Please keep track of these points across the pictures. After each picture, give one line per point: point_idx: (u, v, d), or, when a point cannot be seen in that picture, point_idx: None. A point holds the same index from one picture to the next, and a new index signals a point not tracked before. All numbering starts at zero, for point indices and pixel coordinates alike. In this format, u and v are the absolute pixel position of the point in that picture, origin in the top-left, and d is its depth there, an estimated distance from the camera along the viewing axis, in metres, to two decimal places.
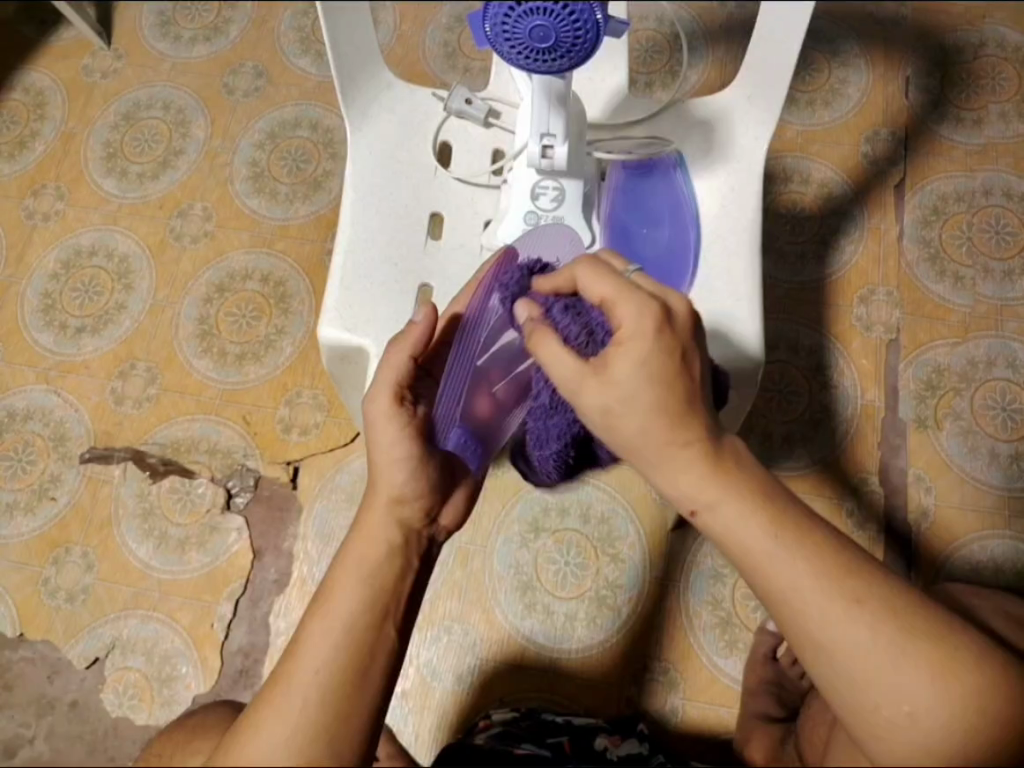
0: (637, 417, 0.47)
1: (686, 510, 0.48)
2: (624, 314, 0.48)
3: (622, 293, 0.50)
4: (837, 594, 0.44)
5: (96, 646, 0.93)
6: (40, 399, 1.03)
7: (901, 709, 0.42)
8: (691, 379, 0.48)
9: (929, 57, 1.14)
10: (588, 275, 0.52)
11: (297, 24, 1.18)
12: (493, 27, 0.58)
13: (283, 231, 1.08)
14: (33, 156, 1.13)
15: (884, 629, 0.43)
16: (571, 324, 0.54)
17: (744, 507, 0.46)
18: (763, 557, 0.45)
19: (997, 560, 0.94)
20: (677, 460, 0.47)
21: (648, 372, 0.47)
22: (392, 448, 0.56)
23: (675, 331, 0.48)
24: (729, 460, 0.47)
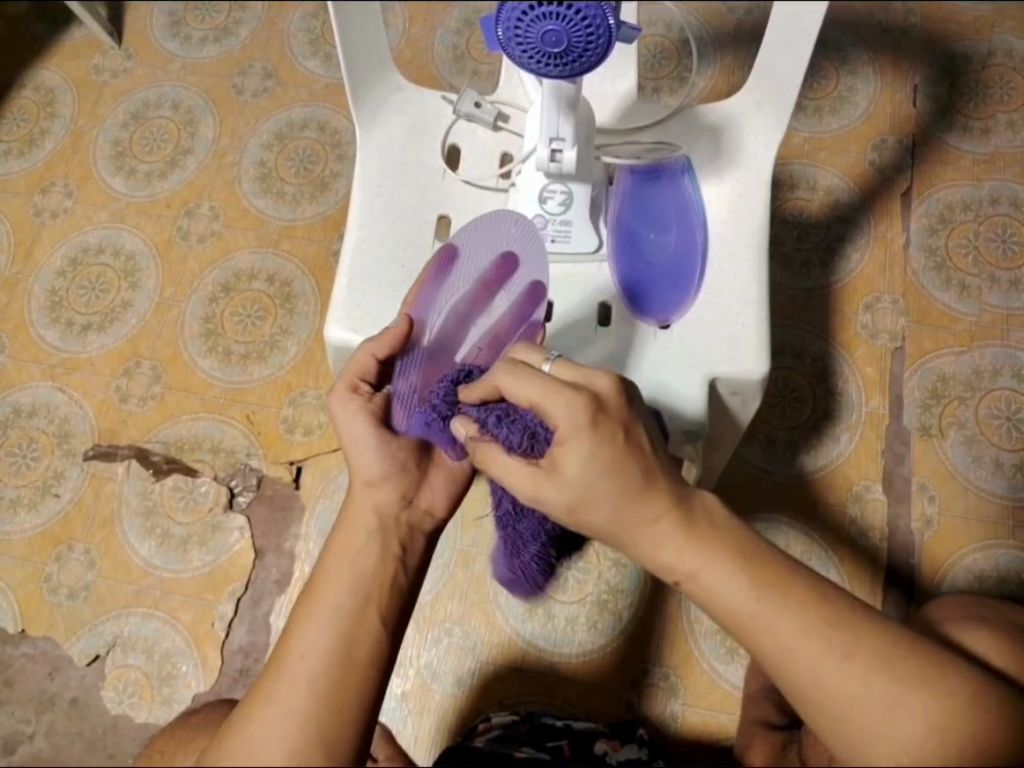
0: (602, 507, 0.48)
1: (669, 579, 0.48)
2: (556, 414, 0.49)
3: (552, 392, 0.50)
4: (827, 647, 0.43)
5: (97, 643, 0.93)
6: (45, 396, 1.03)
7: (901, 760, 0.42)
8: (639, 454, 0.49)
9: (937, 65, 1.14)
10: (512, 377, 0.52)
11: (307, 25, 1.18)
12: (505, 32, 0.58)
13: (289, 232, 1.08)
14: (42, 154, 1.13)
15: (879, 679, 0.43)
16: (512, 431, 0.56)
17: (724, 571, 0.46)
18: (747, 619, 0.45)
19: (1001, 571, 0.93)
20: (652, 535, 0.48)
21: (599, 464, 0.48)
22: (355, 432, 0.59)
23: (611, 414, 0.50)
24: (703, 525, 0.47)
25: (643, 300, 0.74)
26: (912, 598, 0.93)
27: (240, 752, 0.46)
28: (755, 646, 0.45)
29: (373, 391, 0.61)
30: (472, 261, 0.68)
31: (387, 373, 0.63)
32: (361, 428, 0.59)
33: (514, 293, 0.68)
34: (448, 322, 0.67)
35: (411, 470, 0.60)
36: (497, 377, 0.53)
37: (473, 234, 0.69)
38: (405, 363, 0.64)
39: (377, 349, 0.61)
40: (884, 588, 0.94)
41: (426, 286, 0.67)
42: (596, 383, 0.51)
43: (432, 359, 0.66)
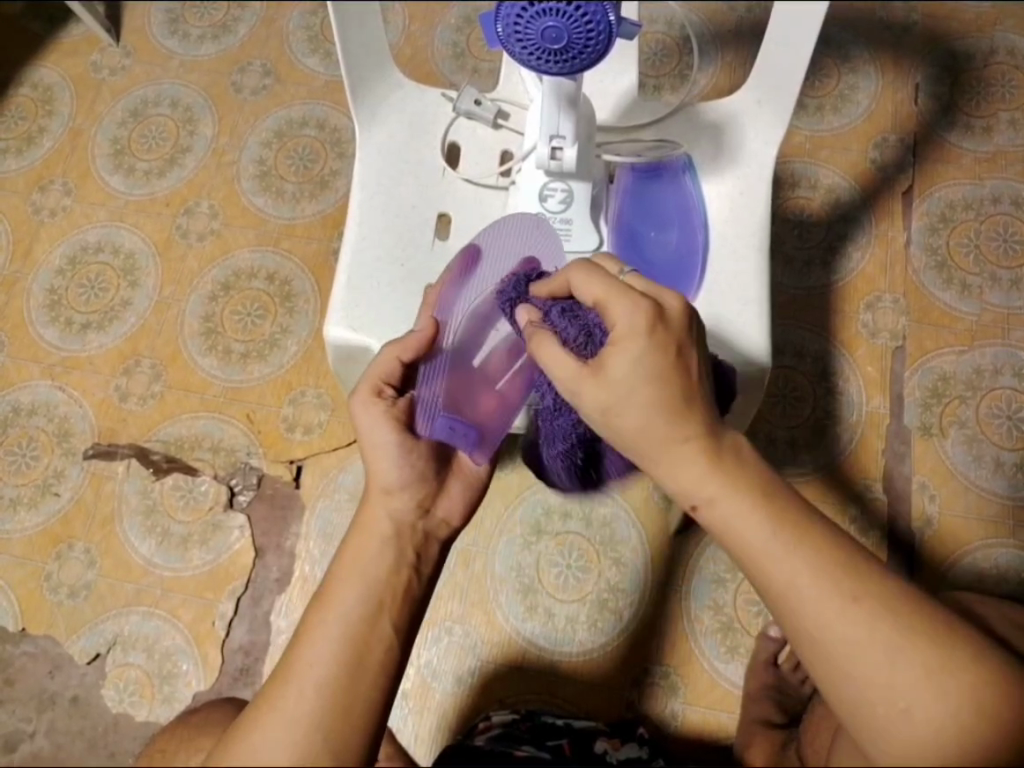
0: (636, 412, 0.48)
1: (687, 504, 0.48)
2: (617, 314, 0.50)
3: (615, 290, 0.51)
4: (834, 590, 0.44)
5: (97, 642, 0.93)
6: (45, 395, 1.03)
7: (897, 708, 0.42)
8: (687, 376, 0.49)
9: (938, 64, 1.14)
10: (581, 276, 0.53)
11: (306, 23, 1.18)
12: (505, 29, 0.58)
13: (289, 231, 1.08)
14: (41, 152, 1.13)
15: (880, 626, 0.43)
16: (570, 326, 0.56)
17: (744, 502, 0.46)
18: (760, 552, 0.45)
19: (1001, 570, 0.94)
20: (677, 454, 0.48)
21: (646, 370, 0.48)
22: (377, 437, 0.59)
23: (669, 328, 0.49)
24: (729, 459, 0.48)
25: None
26: None
27: (246, 758, 0.46)
28: (764, 581, 0.46)
29: (397, 395, 0.61)
30: (497, 263, 0.67)
31: (409, 378, 0.63)
32: (382, 433, 0.59)
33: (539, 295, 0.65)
34: (473, 326, 0.65)
35: (429, 479, 0.60)
36: (569, 272, 0.54)
37: (497, 233, 0.68)
38: (429, 368, 0.63)
39: (402, 356, 0.60)
40: None
41: (449, 287, 0.66)
42: (664, 297, 0.51)
43: (457, 364, 0.64)
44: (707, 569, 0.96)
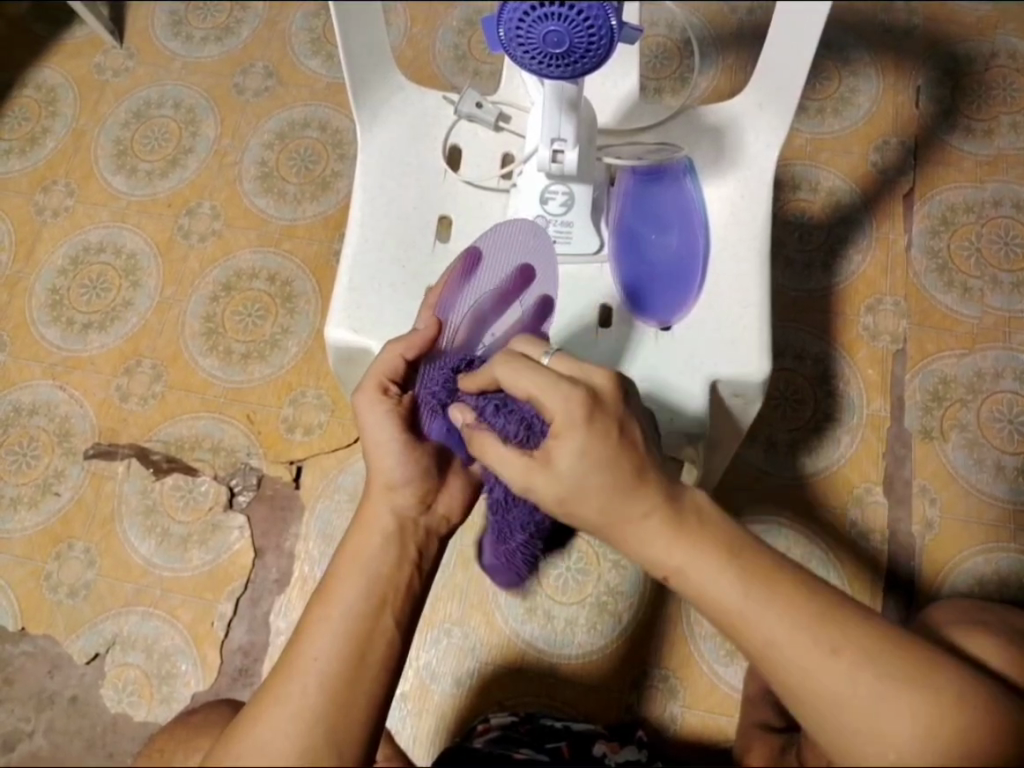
0: (591, 501, 0.47)
1: (658, 574, 0.48)
2: (552, 405, 0.49)
3: (547, 383, 0.49)
4: (814, 642, 0.43)
5: (97, 642, 0.93)
6: (46, 394, 1.03)
7: (887, 755, 0.43)
8: (634, 454, 0.48)
9: (940, 66, 1.14)
10: (510, 370, 0.52)
11: (308, 25, 1.18)
12: (507, 33, 0.58)
13: (290, 232, 1.08)
14: (44, 153, 1.14)
15: (863, 676, 0.43)
16: (509, 420, 0.56)
17: (713, 569, 0.45)
18: (735, 615, 0.45)
19: (1002, 574, 0.93)
20: (639, 531, 0.47)
21: (589, 460, 0.47)
22: (382, 435, 0.58)
23: (606, 409, 0.49)
24: (691, 522, 0.47)
25: (641, 302, 0.74)
26: (912, 600, 0.93)
27: (245, 753, 0.46)
28: (743, 640, 0.45)
29: (401, 393, 0.61)
30: (495, 267, 0.68)
31: (411, 375, 0.62)
32: (386, 427, 0.59)
33: (528, 309, 0.68)
34: (470, 324, 0.67)
35: (431, 475, 0.60)
36: (494, 367, 0.53)
37: (496, 236, 0.69)
38: (430, 369, 0.63)
39: (405, 355, 0.60)
40: (884, 590, 0.94)
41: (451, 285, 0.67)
42: (593, 378, 0.51)
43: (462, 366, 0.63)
44: None
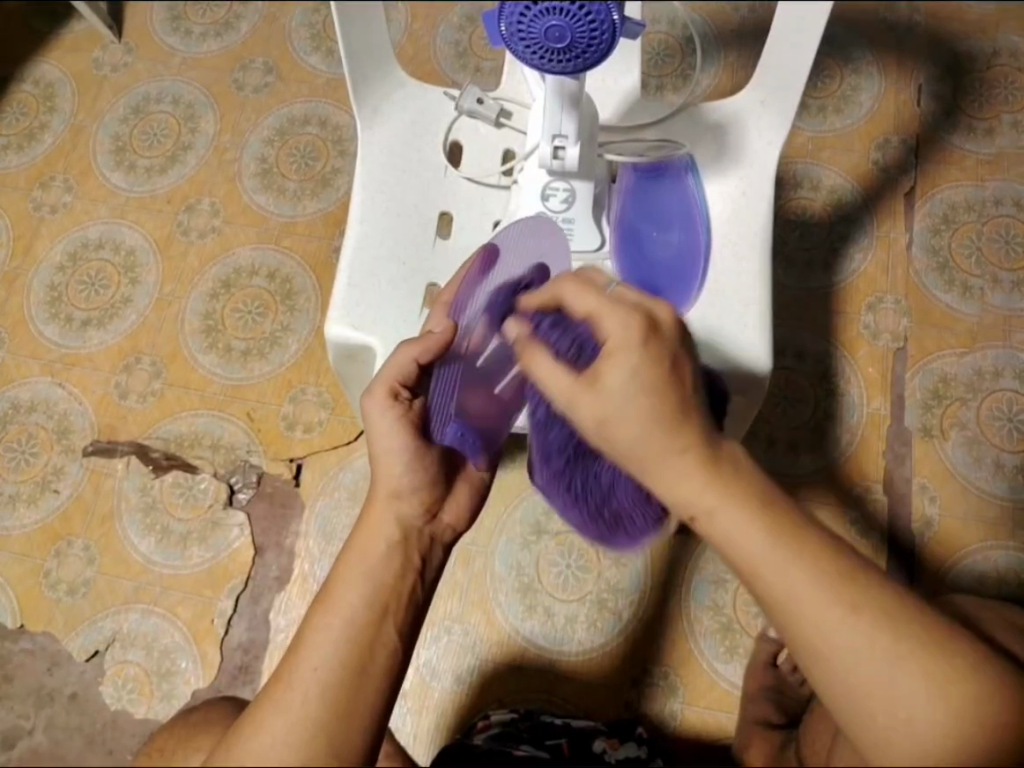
0: (635, 426, 0.46)
1: (684, 516, 0.47)
2: (611, 326, 0.48)
3: (609, 304, 0.49)
4: (835, 600, 0.43)
5: (97, 639, 0.93)
6: (45, 391, 1.03)
7: (899, 716, 0.42)
8: (685, 389, 0.47)
9: (941, 65, 1.13)
10: (574, 287, 0.51)
11: (308, 21, 1.17)
12: (508, 27, 0.58)
13: (290, 229, 1.08)
14: (42, 148, 1.13)
15: (883, 639, 0.43)
16: (561, 339, 0.53)
17: (743, 515, 0.45)
18: (761, 566, 0.44)
19: (1001, 572, 0.93)
20: (675, 465, 0.46)
21: (643, 383, 0.46)
22: (390, 441, 0.58)
23: (663, 339, 0.48)
24: (727, 468, 0.46)
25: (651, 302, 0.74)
26: (911, 599, 0.93)
27: (247, 759, 0.46)
28: (763, 594, 0.45)
29: (411, 396, 0.60)
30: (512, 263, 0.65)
31: (423, 380, 0.62)
32: (390, 429, 0.58)
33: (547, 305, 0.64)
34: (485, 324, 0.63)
35: (439, 486, 0.60)
36: (559, 286, 0.52)
37: (513, 235, 0.68)
38: (444, 372, 0.62)
39: (420, 356, 0.59)
40: None
41: (468, 284, 0.65)
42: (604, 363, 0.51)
43: (469, 373, 0.63)
44: (707, 570, 0.96)
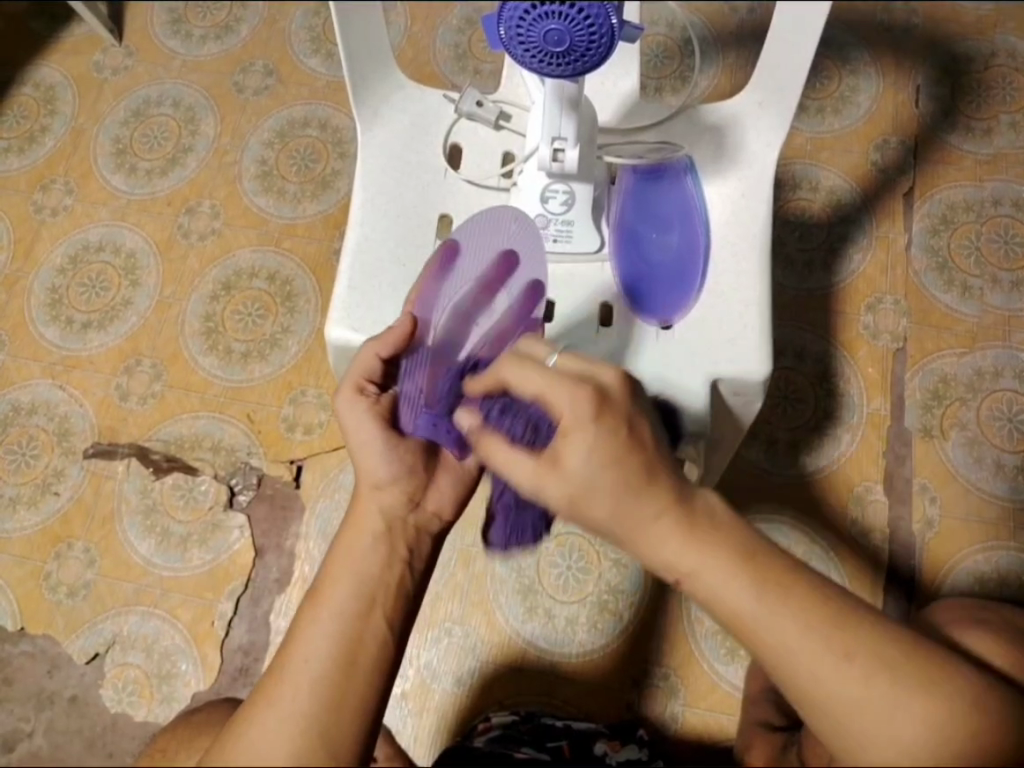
0: (603, 499, 0.48)
1: (669, 577, 0.48)
2: (561, 403, 0.50)
3: (553, 383, 0.51)
4: (828, 649, 0.44)
5: (97, 641, 0.93)
6: (45, 393, 1.03)
7: (900, 761, 0.43)
8: (645, 450, 0.49)
9: (939, 66, 1.14)
10: (517, 371, 0.52)
11: (308, 23, 1.18)
12: (508, 31, 0.58)
13: (290, 231, 1.08)
14: (43, 151, 1.13)
15: (878, 684, 0.43)
16: (513, 422, 0.57)
17: (726, 571, 0.45)
18: (752, 624, 0.45)
19: (1002, 572, 0.93)
20: (653, 531, 0.47)
21: (601, 457, 0.48)
22: (363, 434, 0.60)
23: (614, 406, 0.50)
24: (705, 523, 0.47)
25: (645, 299, 0.73)
26: (911, 599, 0.93)
27: (241, 755, 0.46)
28: (755, 648, 0.45)
29: (379, 392, 0.62)
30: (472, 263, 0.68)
31: (392, 372, 0.63)
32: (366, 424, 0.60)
33: (516, 294, 0.67)
34: (452, 321, 0.67)
35: (419, 473, 0.60)
36: (500, 369, 0.54)
37: (473, 230, 0.69)
38: (409, 364, 0.64)
39: (380, 349, 0.61)
40: (885, 588, 0.94)
41: (429, 285, 0.67)
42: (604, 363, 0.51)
43: (437, 358, 0.65)
44: None
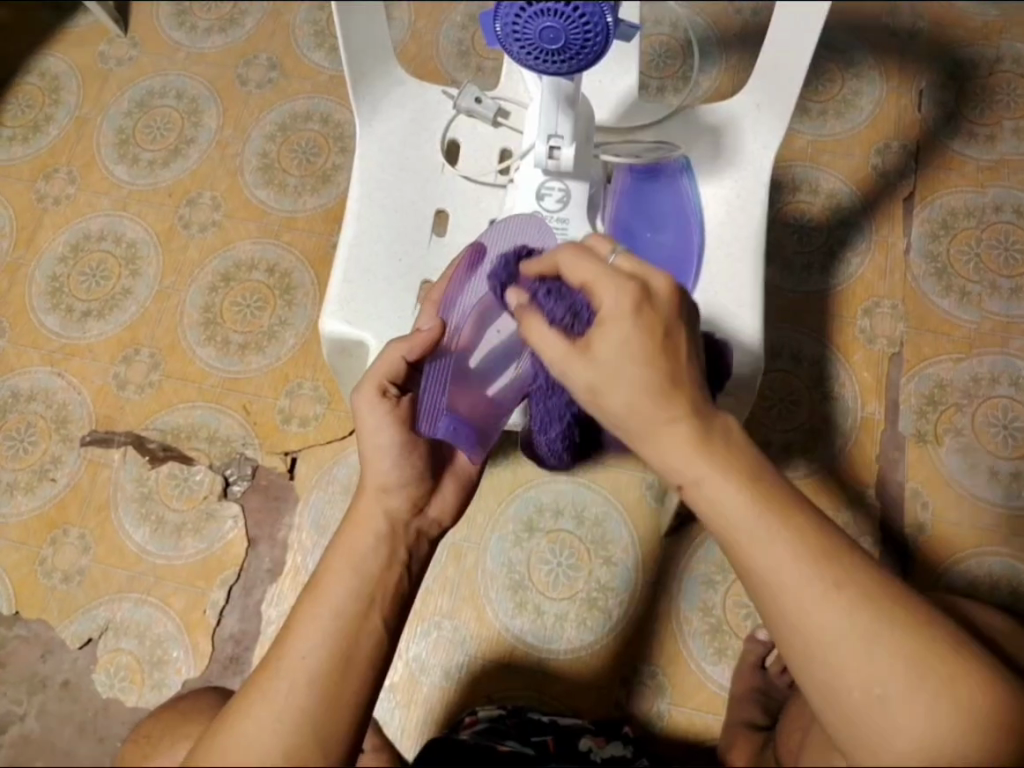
0: (623, 392, 0.48)
1: (674, 486, 0.48)
2: (603, 295, 0.49)
3: (602, 274, 0.50)
4: (815, 577, 0.44)
5: (90, 627, 0.94)
6: (44, 380, 1.04)
7: (871, 692, 0.42)
8: (678, 361, 0.48)
9: (943, 70, 1.13)
10: (571, 251, 0.51)
11: (312, 18, 1.18)
12: (503, 28, 0.58)
13: (289, 224, 1.09)
14: (47, 140, 1.14)
15: (860, 615, 0.43)
16: (558, 306, 0.54)
17: (729, 483, 0.46)
18: (746, 536, 0.45)
19: (993, 578, 0.93)
20: (664, 435, 0.47)
21: (632, 353, 0.47)
22: (378, 437, 0.58)
23: (656, 309, 0.49)
24: (718, 441, 0.47)
25: None
26: None
27: (234, 746, 0.46)
28: (748, 566, 0.45)
29: (399, 394, 0.60)
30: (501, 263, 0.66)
31: (413, 375, 0.62)
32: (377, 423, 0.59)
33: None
34: (473, 324, 0.65)
35: (426, 479, 0.60)
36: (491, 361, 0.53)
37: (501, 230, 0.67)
38: (434, 368, 0.63)
39: (406, 352, 0.60)
40: None
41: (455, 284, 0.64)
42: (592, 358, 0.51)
43: (459, 369, 0.64)
44: (698, 569, 0.97)
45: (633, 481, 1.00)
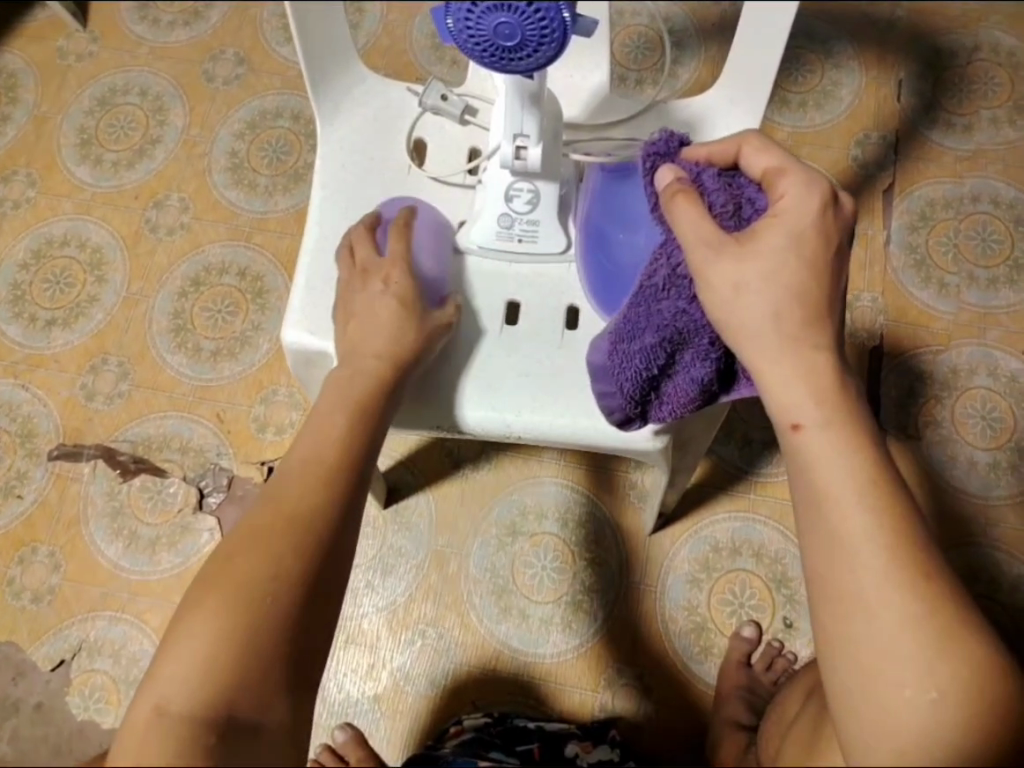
0: (770, 295, 0.48)
1: (785, 424, 0.47)
2: (789, 186, 0.51)
3: (792, 166, 0.51)
4: (900, 563, 0.42)
5: (62, 647, 0.91)
6: (7, 393, 1.00)
7: (927, 695, 0.40)
8: (836, 283, 0.50)
9: (921, 60, 1.13)
10: (760, 144, 0.53)
11: (281, 12, 1.15)
12: (455, 23, 0.53)
13: (261, 225, 1.06)
14: (5, 141, 1.10)
15: (937, 614, 0.41)
16: (716, 193, 0.53)
17: (835, 444, 0.46)
18: (839, 496, 0.44)
19: (975, 570, 0.93)
20: (797, 359, 0.48)
21: (794, 257, 0.49)
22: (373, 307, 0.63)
23: (836, 218, 0.51)
24: (840, 393, 0.47)
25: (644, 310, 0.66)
26: None
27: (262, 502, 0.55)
28: (834, 526, 0.44)
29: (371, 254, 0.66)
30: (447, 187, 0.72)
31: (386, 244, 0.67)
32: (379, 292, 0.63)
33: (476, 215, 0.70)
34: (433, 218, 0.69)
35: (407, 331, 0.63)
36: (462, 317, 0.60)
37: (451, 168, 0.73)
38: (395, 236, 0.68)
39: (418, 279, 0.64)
40: None
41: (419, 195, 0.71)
42: None
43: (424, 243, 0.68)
44: (683, 568, 0.96)
45: (614, 485, 0.99)
